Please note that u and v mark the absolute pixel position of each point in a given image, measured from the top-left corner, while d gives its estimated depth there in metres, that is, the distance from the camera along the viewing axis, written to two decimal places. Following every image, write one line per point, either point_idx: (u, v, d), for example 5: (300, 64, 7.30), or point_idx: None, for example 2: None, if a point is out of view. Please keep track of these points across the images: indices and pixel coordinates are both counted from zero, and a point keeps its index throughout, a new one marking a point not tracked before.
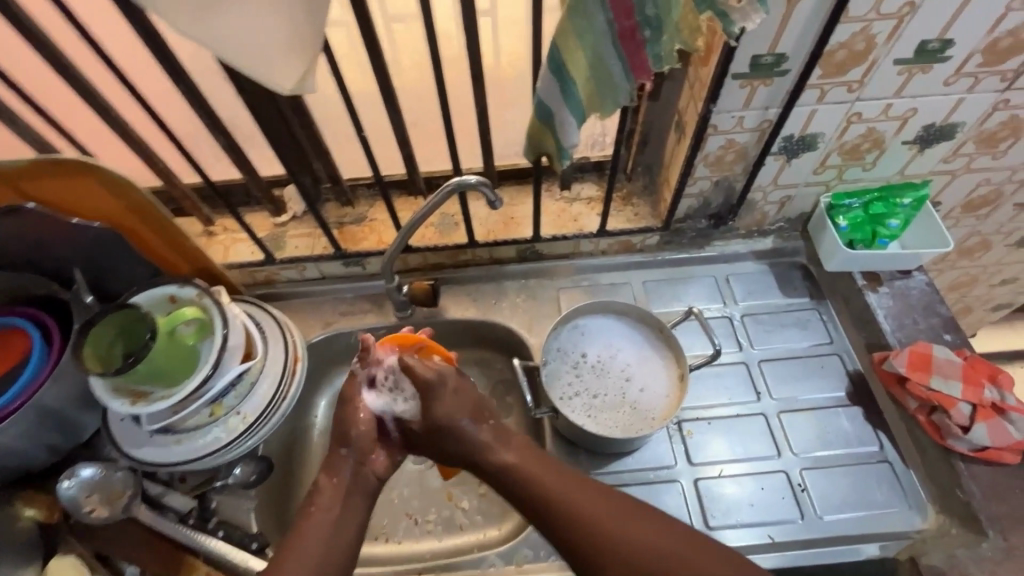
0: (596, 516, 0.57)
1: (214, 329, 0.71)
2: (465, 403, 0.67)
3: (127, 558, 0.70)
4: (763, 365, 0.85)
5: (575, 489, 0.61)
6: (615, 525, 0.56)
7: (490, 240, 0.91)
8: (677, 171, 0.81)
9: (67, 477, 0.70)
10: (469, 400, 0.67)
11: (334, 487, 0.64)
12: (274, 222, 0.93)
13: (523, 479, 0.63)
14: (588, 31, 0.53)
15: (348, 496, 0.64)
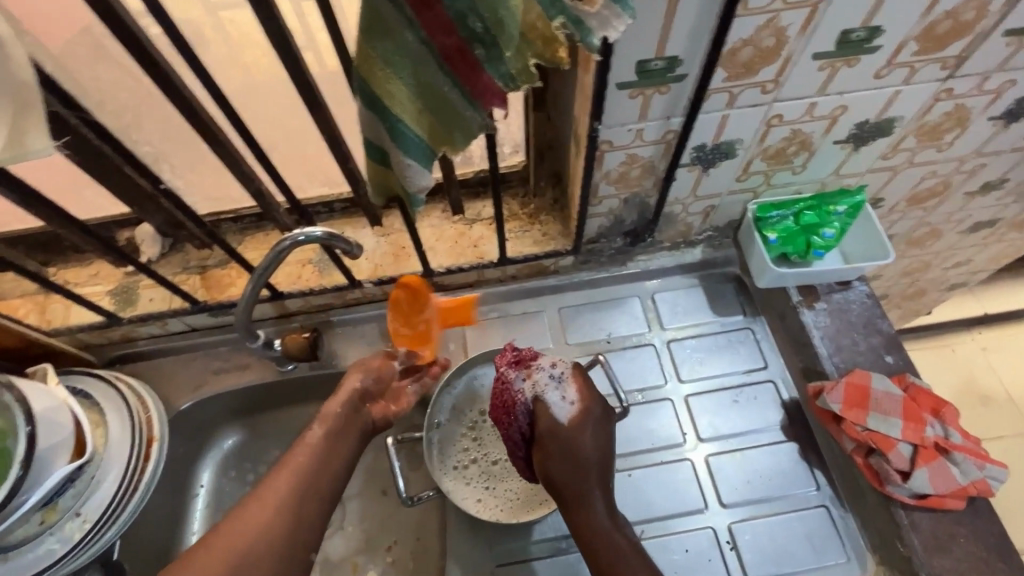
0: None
1: (20, 428, 0.59)
2: (603, 436, 0.63)
3: None
4: (691, 399, 0.76)
5: (638, 554, 0.58)
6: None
7: (376, 278, 0.79)
8: (578, 189, 0.69)
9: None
10: (608, 450, 0.62)
11: (323, 433, 0.59)
12: (124, 272, 0.79)
13: (591, 522, 0.59)
14: (400, 53, 0.41)
15: (337, 432, 0.60)
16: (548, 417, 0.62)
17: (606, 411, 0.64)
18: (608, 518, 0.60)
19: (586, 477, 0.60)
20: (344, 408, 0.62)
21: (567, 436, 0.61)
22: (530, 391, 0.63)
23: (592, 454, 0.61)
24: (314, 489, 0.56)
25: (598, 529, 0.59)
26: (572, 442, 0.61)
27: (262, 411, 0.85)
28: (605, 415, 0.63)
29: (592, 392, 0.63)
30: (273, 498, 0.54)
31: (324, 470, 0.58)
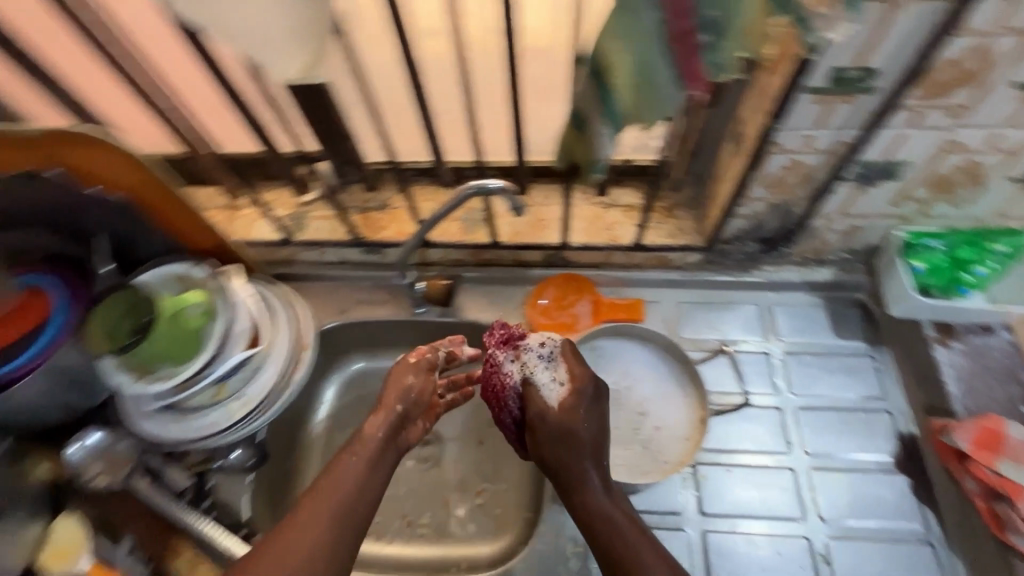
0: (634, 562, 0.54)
1: (221, 312, 0.70)
2: (597, 418, 0.65)
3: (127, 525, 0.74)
4: (800, 413, 0.77)
5: (642, 534, 0.57)
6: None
7: (515, 242, 0.85)
8: (728, 188, 0.72)
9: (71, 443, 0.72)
10: (602, 430, 0.65)
11: (356, 463, 0.63)
12: (297, 201, 0.90)
13: (592, 503, 0.60)
14: (637, 34, 0.46)
15: (371, 462, 0.64)
16: (539, 398, 0.66)
17: (596, 394, 0.67)
18: (604, 497, 0.60)
19: (580, 457, 0.62)
20: (385, 428, 0.68)
21: (558, 416, 0.64)
22: (519, 373, 0.67)
23: (584, 434, 0.63)
24: (359, 498, 0.61)
25: (602, 507, 0.59)
26: (563, 421, 0.64)
27: (384, 347, 0.93)
28: (593, 396, 0.67)
29: (577, 371, 0.67)
30: (323, 509, 0.59)
31: (371, 480, 0.63)
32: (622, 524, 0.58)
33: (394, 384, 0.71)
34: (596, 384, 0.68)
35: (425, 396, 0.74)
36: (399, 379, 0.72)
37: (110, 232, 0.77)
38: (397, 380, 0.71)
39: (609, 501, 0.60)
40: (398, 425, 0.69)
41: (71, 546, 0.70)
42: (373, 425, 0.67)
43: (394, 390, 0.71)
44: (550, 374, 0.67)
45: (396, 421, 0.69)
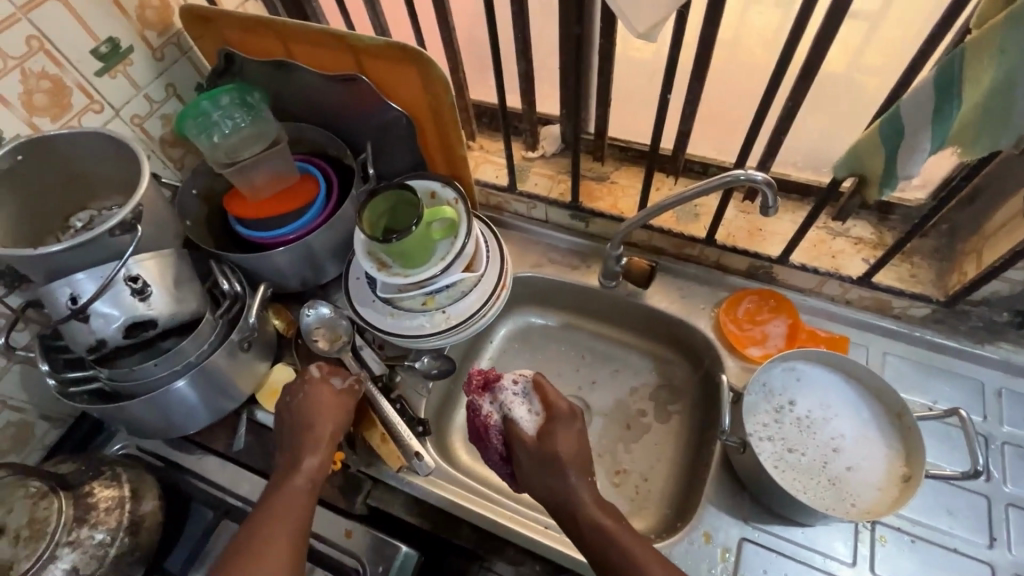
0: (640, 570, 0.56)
1: (459, 232, 0.78)
2: (577, 438, 0.65)
3: None
4: (1012, 511, 0.68)
5: (645, 548, 0.58)
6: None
7: (728, 244, 0.84)
8: (1006, 246, 0.65)
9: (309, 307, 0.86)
10: (581, 448, 0.65)
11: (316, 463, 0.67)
12: (524, 155, 0.96)
13: (595, 519, 0.60)
14: (1015, 53, 0.43)
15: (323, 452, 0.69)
16: (520, 430, 0.68)
17: (571, 415, 0.67)
18: (596, 509, 0.61)
19: (562, 475, 0.63)
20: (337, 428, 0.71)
21: (533, 443, 0.66)
22: (499, 410, 0.70)
23: (566, 456, 0.63)
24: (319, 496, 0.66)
25: (600, 522, 0.60)
26: (543, 448, 0.64)
27: (561, 309, 0.98)
28: (576, 421, 0.67)
29: (551, 398, 0.68)
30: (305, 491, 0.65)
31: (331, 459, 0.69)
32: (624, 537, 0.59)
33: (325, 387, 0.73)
34: (575, 409, 0.68)
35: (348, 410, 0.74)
36: (318, 398, 0.72)
37: (377, 142, 0.89)
38: (319, 391, 0.73)
39: (604, 515, 0.60)
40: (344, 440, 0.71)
41: None
42: (324, 425, 0.70)
43: (325, 407, 0.72)
44: (529, 408, 0.69)
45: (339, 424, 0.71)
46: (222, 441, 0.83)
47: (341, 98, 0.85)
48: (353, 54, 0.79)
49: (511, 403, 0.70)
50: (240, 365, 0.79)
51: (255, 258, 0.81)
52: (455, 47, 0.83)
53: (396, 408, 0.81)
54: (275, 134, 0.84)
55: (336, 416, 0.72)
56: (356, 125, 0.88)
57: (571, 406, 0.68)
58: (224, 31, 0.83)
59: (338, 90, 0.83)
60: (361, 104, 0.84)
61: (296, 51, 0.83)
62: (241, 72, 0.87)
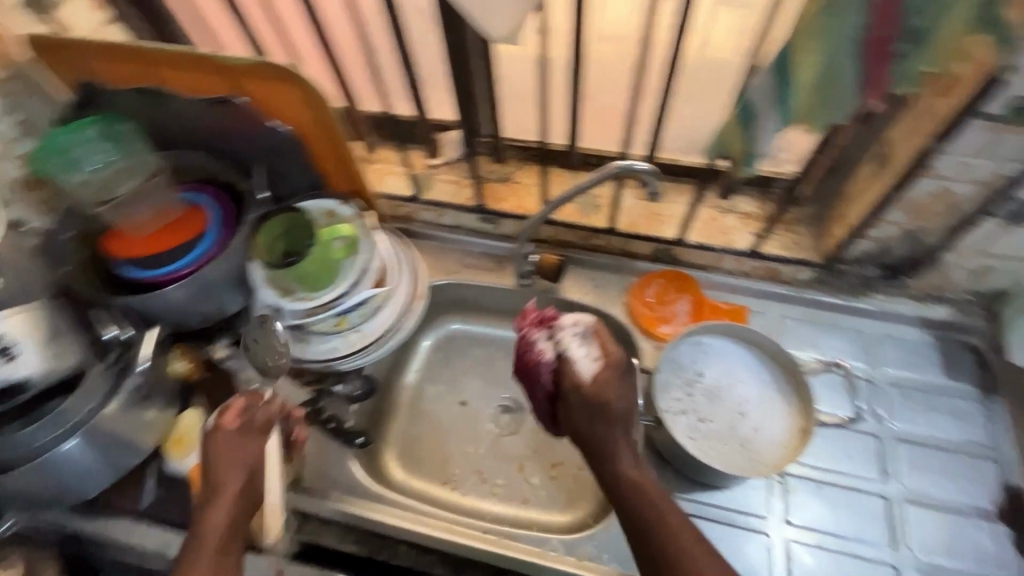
0: (665, 522, 0.58)
1: (361, 249, 0.76)
2: (624, 386, 0.66)
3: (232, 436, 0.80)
4: (898, 445, 0.75)
5: (685, 528, 0.58)
6: (688, 550, 0.56)
7: (629, 232, 0.88)
8: (864, 208, 0.72)
9: (223, 351, 0.85)
10: (631, 401, 0.66)
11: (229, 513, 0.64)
12: (427, 163, 0.96)
13: (628, 475, 0.62)
14: (833, 36, 0.48)
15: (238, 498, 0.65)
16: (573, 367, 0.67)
17: (619, 363, 0.68)
18: (630, 465, 0.62)
19: (609, 426, 0.64)
20: (241, 484, 0.66)
21: (589, 385, 0.65)
22: (553, 348, 0.69)
23: (620, 406, 0.65)
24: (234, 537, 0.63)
25: (631, 472, 0.62)
26: (597, 392, 0.65)
27: (483, 312, 0.98)
28: (620, 371, 0.67)
29: (612, 352, 0.68)
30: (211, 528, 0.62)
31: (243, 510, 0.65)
32: (654, 493, 0.60)
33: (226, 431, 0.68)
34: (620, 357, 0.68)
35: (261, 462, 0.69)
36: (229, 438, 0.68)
37: (269, 164, 0.85)
38: (221, 440, 0.67)
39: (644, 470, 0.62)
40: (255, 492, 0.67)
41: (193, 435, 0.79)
42: (229, 479, 0.65)
43: (231, 466, 0.66)
44: (587, 352, 0.67)
45: (250, 481, 0.66)
46: (130, 499, 0.77)
47: (221, 121, 0.80)
48: (227, 75, 0.75)
49: (577, 337, 0.68)
50: (139, 416, 0.74)
51: (143, 299, 0.76)
52: (337, 60, 0.81)
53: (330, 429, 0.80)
54: (155, 165, 0.79)
55: (245, 463, 0.67)
56: (243, 148, 0.84)
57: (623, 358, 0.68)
58: (81, 60, 0.77)
59: (218, 114, 0.79)
60: (244, 127, 0.80)
61: (164, 75, 0.78)
62: (106, 102, 0.81)
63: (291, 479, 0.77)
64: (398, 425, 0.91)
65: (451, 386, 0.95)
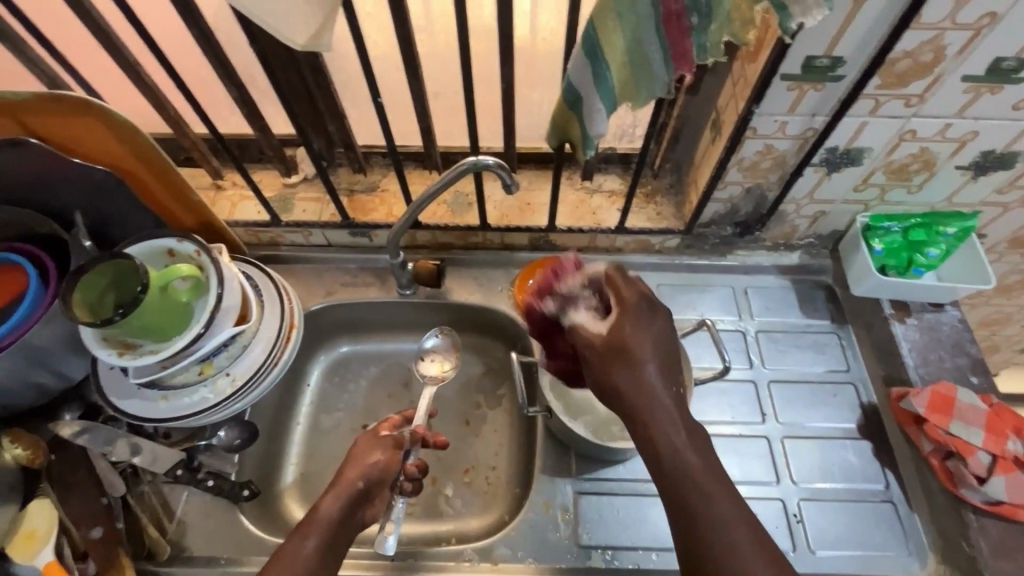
0: (695, 485, 0.52)
1: (209, 287, 0.69)
2: (646, 336, 0.56)
3: (91, 522, 0.69)
4: (772, 386, 0.81)
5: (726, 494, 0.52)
6: (712, 509, 0.52)
7: (503, 224, 0.87)
8: (708, 173, 0.76)
9: (70, 429, 0.69)
10: (660, 344, 0.56)
11: (316, 543, 0.58)
12: (283, 182, 0.89)
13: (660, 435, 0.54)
14: (631, 13, 0.49)
15: (338, 523, 0.60)
16: (585, 328, 0.59)
17: (644, 305, 0.58)
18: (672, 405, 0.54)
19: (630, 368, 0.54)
20: (364, 481, 0.63)
21: (606, 339, 0.56)
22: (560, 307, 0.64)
23: (643, 347, 0.55)
24: (343, 524, 0.60)
25: (658, 419, 0.54)
26: (615, 341, 0.56)
27: (371, 329, 0.93)
28: (647, 317, 0.57)
29: (626, 292, 0.59)
30: (320, 528, 0.59)
31: (355, 507, 0.62)
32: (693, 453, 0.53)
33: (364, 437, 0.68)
34: (648, 296, 0.59)
35: (396, 460, 0.67)
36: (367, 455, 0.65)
37: (89, 208, 0.75)
38: (368, 438, 0.68)
39: (675, 408, 0.54)
40: (380, 479, 0.65)
41: (46, 529, 0.65)
42: (355, 476, 0.63)
43: (357, 464, 0.64)
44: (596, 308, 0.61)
45: (377, 475, 0.64)
46: None
47: (17, 167, 0.70)
48: (8, 114, 0.65)
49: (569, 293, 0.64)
50: None
51: None
52: (152, 85, 0.73)
53: (210, 486, 0.73)
54: None
55: (377, 462, 0.65)
56: (53, 194, 0.73)
57: (648, 299, 0.59)
58: None
59: (9, 158, 0.68)
60: (48, 171, 0.70)
61: None
62: None
63: (166, 552, 0.71)
64: (296, 464, 0.86)
65: (349, 412, 0.90)
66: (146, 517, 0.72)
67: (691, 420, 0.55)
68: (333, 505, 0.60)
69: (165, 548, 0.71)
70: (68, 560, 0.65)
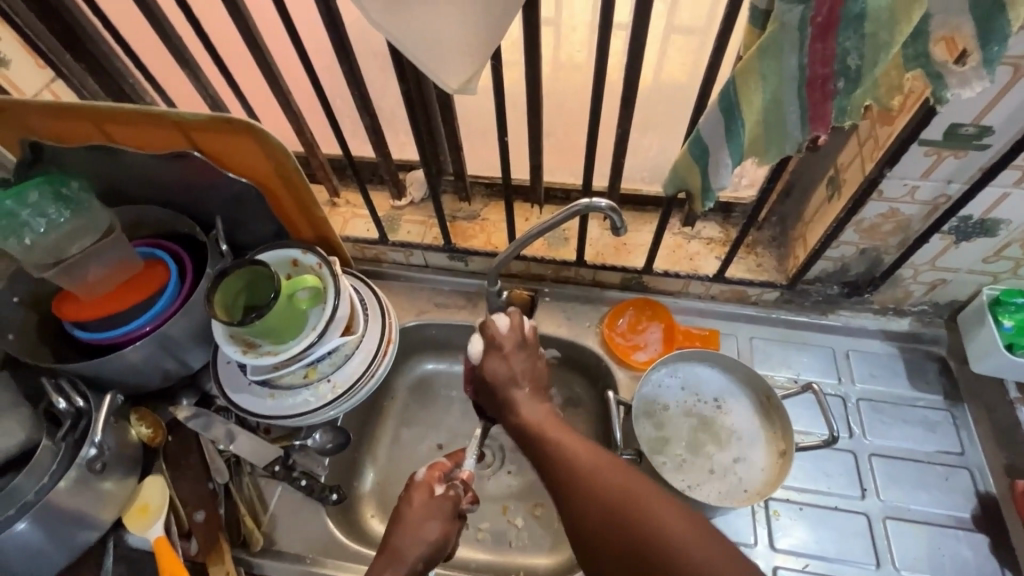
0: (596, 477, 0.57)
1: (327, 297, 0.74)
2: (523, 374, 0.71)
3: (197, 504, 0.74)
4: (874, 460, 0.76)
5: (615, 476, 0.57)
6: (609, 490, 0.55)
7: (598, 262, 0.88)
8: (820, 230, 0.74)
9: (185, 413, 0.77)
10: (530, 368, 0.72)
11: None
12: (392, 204, 0.95)
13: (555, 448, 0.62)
14: (775, 74, 0.49)
15: None
16: (493, 363, 0.71)
17: (515, 344, 0.72)
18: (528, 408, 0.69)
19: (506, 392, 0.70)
20: (420, 560, 0.65)
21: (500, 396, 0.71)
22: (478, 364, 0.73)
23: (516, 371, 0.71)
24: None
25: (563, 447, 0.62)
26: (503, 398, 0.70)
27: (455, 351, 0.96)
28: (517, 348, 0.72)
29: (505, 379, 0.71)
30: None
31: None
32: (568, 452, 0.61)
33: (418, 501, 0.68)
34: (519, 336, 0.72)
35: (451, 532, 0.68)
36: (415, 527, 0.66)
37: (227, 215, 0.83)
38: (422, 501, 0.68)
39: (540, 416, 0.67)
40: (433, 553, 0.66)
41: (158, 504, 0.73)
42: (410, 553, 0.64)
43: (412, 538, 0.65)
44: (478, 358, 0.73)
45: (431, 551, 0.66)
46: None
47: (177, 175, 0.79)
48: (178, 129, 0.73)
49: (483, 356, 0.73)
50: (96, 491, 0.70)
51: (96, 364, 0.72)
52: (297, 110, 0.80)
53: (302, 486, 0.77)
54: (107, 223, 0.75)
55: (434, 536, 0.66)
56: (201, 200, 0.82)
57: (520, 334, 0.72)
58: (23, 118, 0.74)
59: (173, 167, 0.77)
60: (201, 179, 0.79)
61: (111, 132, 0.75)
62: (53, 158, 0.78)
63: (259, 544, 0.75)
64: (375, 474, 0.89)
65: (429, 428, 0.93)
66: (243, 506, 0.76)
67: (559, 426, 0.66)
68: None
69: (259, 540, 0.75)
70: (174, 536, 0.73)
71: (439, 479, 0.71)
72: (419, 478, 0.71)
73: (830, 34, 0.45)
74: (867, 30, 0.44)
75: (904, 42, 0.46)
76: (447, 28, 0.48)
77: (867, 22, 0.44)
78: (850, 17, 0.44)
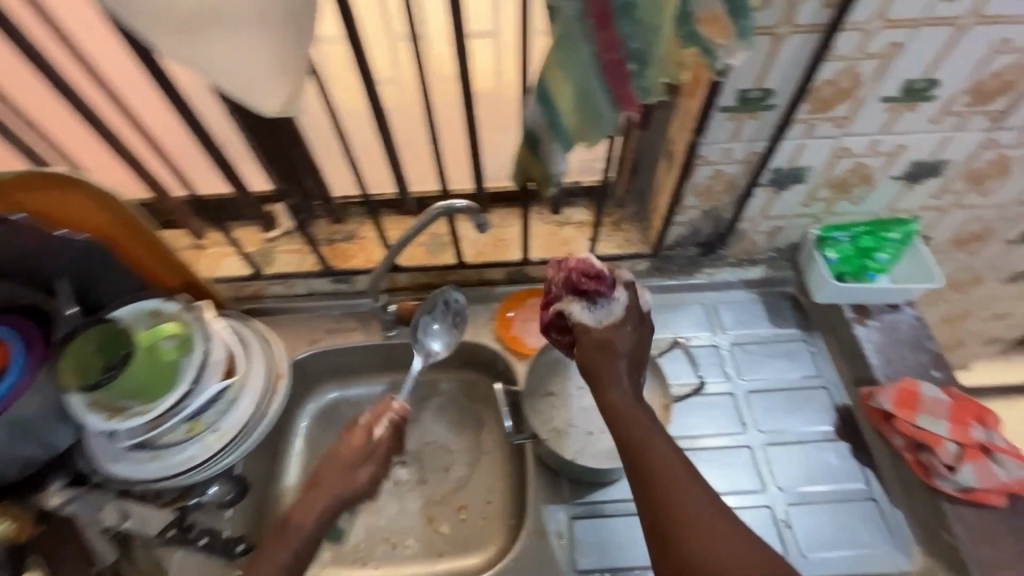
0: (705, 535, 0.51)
1: (194, 345, 0.71)
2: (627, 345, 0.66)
3: None
4: (750, 396, 0.84)
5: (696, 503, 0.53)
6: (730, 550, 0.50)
7: (479, 261, 0.91)
8: (666, 198, 0.81)
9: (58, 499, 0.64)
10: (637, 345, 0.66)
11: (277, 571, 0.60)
12: (264, 237, 0.92)
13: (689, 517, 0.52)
14: (574, 62, 0.53)
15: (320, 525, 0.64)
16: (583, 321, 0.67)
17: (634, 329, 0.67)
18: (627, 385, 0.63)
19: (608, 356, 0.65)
20: (348, 495, 0.66)
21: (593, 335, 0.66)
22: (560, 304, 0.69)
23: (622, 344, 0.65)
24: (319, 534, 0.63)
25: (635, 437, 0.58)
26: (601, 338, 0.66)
27: (356, 373, 0.95)
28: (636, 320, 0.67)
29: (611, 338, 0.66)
30: (297, 537, 0.62)
31: (328, 523, 0.65)
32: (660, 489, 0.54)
33: (349, 443, 0.70)
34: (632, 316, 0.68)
35: (382, 478, 0.70)
36: (334, 459, 0.68)
37: None
38: (357, 442, 0.70)
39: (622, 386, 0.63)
40: (360, 494, 0.67)
41: None
42: (333, 483, 0.66)
43: (342, 476, 0.67)
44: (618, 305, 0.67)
45: (365, 490, 0.68)
46: None
47: None
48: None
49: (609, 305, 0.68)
50: None
51: None
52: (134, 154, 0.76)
53: (203, 544, 0.76)
54: None
55: (384, 448, 0.71)
56: None
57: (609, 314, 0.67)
58: None
59: None
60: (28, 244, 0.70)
61: None
62: None
63: None
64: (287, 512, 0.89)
65: None
66: None
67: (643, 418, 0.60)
68: (309, 515, 0.63)
69: None
70: None
71: (381, 418, 0.72)
72: (357, 421, 0.73)
73: (609, 24, 0.51)
74: (638, 16, 0.50)
75: (676, 24, 0.52)
76: (258, 52, 0.47)
77: (636, 10, 0.50)
78: (620, 8, 0.50)
